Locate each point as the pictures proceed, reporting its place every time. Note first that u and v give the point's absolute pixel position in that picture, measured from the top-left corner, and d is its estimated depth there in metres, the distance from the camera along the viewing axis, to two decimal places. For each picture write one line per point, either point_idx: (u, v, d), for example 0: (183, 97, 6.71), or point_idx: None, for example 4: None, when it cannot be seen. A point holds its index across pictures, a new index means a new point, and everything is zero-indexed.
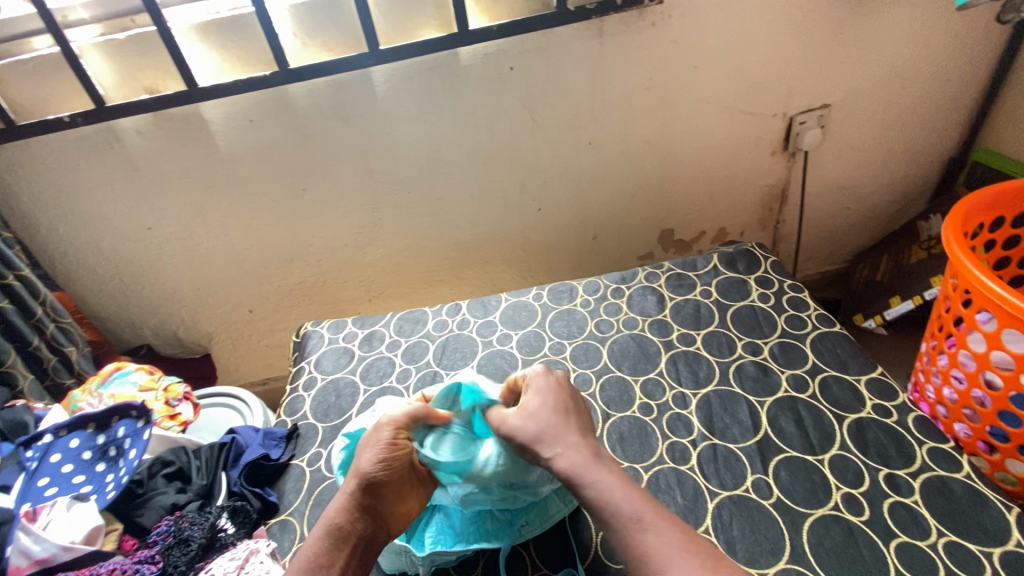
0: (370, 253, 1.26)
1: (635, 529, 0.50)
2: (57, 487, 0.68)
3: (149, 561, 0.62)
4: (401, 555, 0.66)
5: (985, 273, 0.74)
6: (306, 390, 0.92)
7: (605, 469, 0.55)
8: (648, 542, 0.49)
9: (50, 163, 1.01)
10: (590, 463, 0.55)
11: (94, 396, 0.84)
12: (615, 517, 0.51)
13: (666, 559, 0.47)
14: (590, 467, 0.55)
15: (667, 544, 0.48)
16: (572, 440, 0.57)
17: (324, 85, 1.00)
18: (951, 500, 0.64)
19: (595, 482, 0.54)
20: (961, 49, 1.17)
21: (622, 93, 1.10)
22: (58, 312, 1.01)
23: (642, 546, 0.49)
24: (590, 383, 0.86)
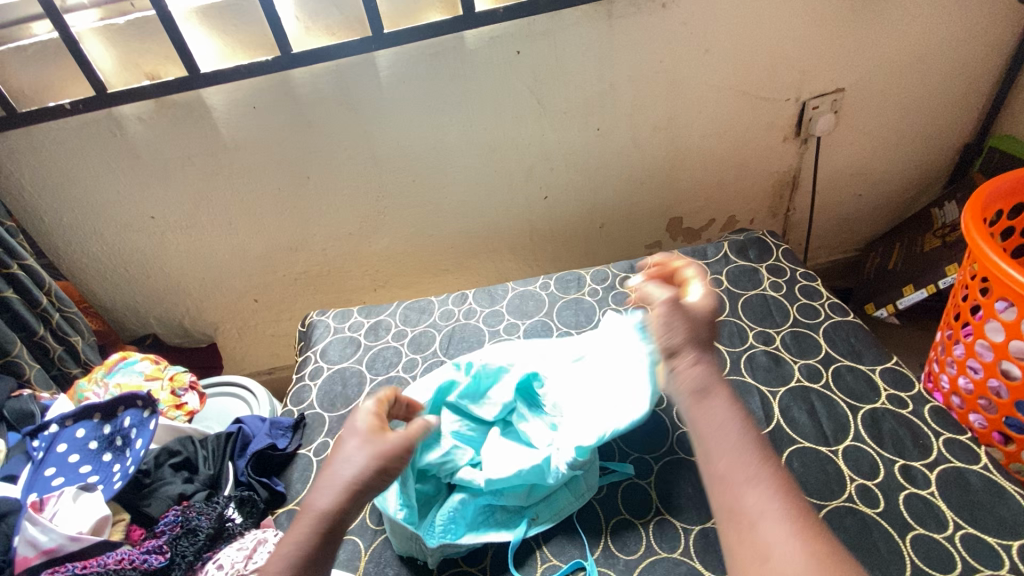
0: (375, 242, 1.25)
1: (740, 481, 0.45)
2: (63, 477, 0.68)
3: (157, 551, 0.61)
4: (411, 539, 0.65)
5: (1006, 260, 0.72)
6: (312, 379, 0.92)
7: (723, 410, 0.50)
8: (748, 498, 0.44)
9: (52, 151, 1.00)
10: (709, 392, 0.51)
11: (99, 385, 0.84)
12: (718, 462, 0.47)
13: (768, 520, 0.42)
14: (713, 399, 0.50)
15: (771, 508, 0.43)
16: (702, 359, 0.53)
17: (326, 70, 0.98)
18: (969, 492, 0.63)
19: (711, 414, 0.49)
20: (981, 30, 1.14)
21: (631, 77, 1.08)
22: (63, 302, 1.01)
23: (743, 501, 0.44)
24: None
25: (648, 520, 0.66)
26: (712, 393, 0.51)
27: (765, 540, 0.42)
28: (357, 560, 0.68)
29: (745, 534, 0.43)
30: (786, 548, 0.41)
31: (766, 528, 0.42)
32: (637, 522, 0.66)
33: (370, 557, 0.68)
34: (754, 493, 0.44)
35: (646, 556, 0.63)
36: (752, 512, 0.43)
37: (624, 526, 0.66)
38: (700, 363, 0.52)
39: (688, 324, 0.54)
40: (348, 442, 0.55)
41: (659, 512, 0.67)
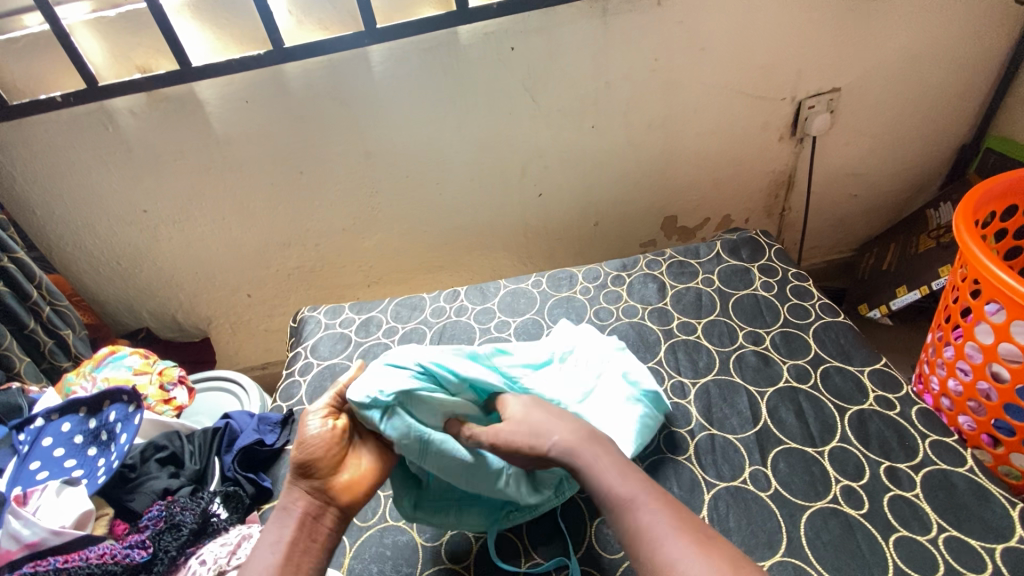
0: (368, 238, 1.24)
1: (629, 508, 0.51)
2: (48, 471, 0.68)
3: (140, 546, 0.61)
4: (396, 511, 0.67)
5: (996, 262, 0.72)
6: (302, 374, 0.92)
7: (601, 451, 0.56)
8: (640, 520, 0.49)
9: (43, 144, 1.00)
10: (585, 441, 0.56)
11: (88, 379, 0.84)
12: (608, 501, 0.52)
13: (660, 535, 0.48)
14: (589, 445, 0.56)
15: (659, 521, 0.49)
16: (563, 422, 0.58)
17: (319, 65, 0.98)
18: (953, 494, 0.63)
19: (590, 462, 0.54)
20: (979, 31, 1.13)
21: (626, 75, 1.07)
22: (54, 295, 1.01)
23: (636, 525, 0.49)
24: None
25: None
26: (585, 443, 0.56)
27: (664, 549, 0.47)
28: (343, 555, 0.68)
29: (647, 555, 0.47)
30: (674, 551, 0.46)
31: (660, 543, 0.47)
32: None
33: (355, 554, 0.68)
34: (641, 516, 0.50)
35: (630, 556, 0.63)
36: (647, 532, 0.48)
37: (609, 525, 0.66)
38: (561, 424, 0.58)
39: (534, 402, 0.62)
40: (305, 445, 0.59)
41: None
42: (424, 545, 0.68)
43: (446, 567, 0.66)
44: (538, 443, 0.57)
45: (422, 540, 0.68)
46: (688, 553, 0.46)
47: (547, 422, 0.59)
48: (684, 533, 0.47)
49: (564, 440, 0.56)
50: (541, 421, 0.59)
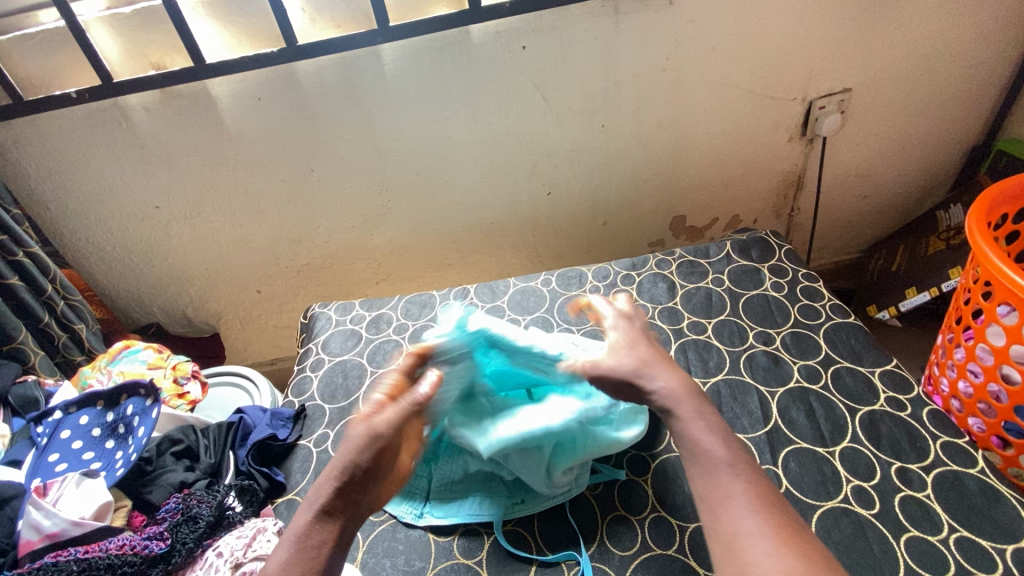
0: (378, 236, 1.25)
1: (717, 468, 0.52)
2: (67, 463, 0.69)
3: (158, 537, 0.62)
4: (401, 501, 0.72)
5: (1008, 264, 0.72)
6: (313, 370, 0.92)
7: (695, 403, 0.57)
8: (723, 480, 0.51)
9: (58, 140, 1.00)
10: (685, 394, 0.58)
11: (103, 372, 0.85)
12: (701, 456, 0.53)
13: (738, 504, 0.49)
14: (681, 398, 0.57)
15: (741, 488, 0.50)
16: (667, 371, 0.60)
17: (332, 63, 0.98)
18: (964, 495, 0.63)
19: (685, 412, 0.56)
20: (992, 32, 1.13)
21: (636, 74, 1.07)
22: (68, 290, 1.02)
23: (723, 485, 0.51)
24: None
25: (643, 517, 0.67)
26: (683, 393, 0.58)
27: (739, 520, 0.48)
28: (355, 550, 0.68)
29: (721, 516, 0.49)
30: (756, 525, 0.48)
31: (735, 506, 0.49)
32: (632, 519, 0.67)
33: (368, 548, 0.68)
34: (731, 478, 0.51)
35: (641, 552, 0.64)
36: (732, 493, 0.50)
37: (620, 522, 0.67)
38: (666, 372, 0.60)
39: (642, 349, 0.63)
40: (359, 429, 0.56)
41: (655, 509, 0.67)
42: (436, 541, 0.68)
43: (456, 564, 0.66)
44: (643, 384, 0.59)
45: (434, 535, 0.69)
46: (761, 526, 0.47)
47: (659, 368, 0.60)
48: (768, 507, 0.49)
49: (671, 386, 0.58)
50: (648, 367, 0.60)
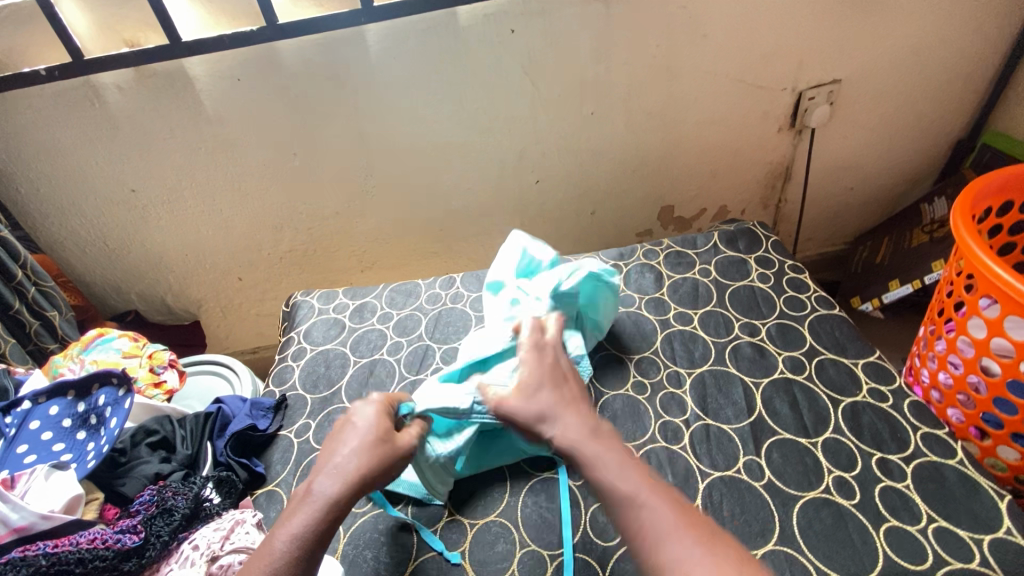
0: (362, 223, 1.23)
1: (633, 502, 0.49)
2: (36, 455, 0.67)
3: (132, 531, 0.60)
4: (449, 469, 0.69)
5: (991, 258, 0.72)
6: (295, 360, 0.91)
7: (605, 448, 0.55)
8: (641, 519, 0.48)
9: (27, 119, 0.96)
10: (584, 437, 0.56)
11: (75, 361, 0.82)
12: (610, 490, 0.51)
13: (659, 534, 0.47)
14: (586, 446, 0.55)
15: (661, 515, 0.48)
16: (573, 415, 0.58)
17: (314, 42, 0.95)
18: (943, 486, 0.63)
19: (591, 459, 0.54)
20: (982, 24, 1.12)
21: (626, 60, 1.05)
22: (39, 276, 0.99)
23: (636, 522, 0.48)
24: (605, 373, 0.81)
25: None
26: (588, 439, 0.56)
27: (664, 548, 0.46)
28: (336, 542, 0.68)
29: (647, 550, 0.46)
30: (682, 551, 0.45)
31: (666, 539, 0.46)
32: None
33: (348, 540, 0.67)
34: (644, 513, 0.48)
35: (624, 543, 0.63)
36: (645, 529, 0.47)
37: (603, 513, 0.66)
38: (568, 419, 0.58)
39: (536, 385, 0.62)
40: (354, 435, 0.59)
41: None
42: (419, 532, 0.67)
43: (439, 555, 0.65)
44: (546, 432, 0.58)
45: (416, 527, 0.68)
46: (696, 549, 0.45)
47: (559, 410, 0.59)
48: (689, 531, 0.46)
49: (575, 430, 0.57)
50: (552, 421, 0.58)
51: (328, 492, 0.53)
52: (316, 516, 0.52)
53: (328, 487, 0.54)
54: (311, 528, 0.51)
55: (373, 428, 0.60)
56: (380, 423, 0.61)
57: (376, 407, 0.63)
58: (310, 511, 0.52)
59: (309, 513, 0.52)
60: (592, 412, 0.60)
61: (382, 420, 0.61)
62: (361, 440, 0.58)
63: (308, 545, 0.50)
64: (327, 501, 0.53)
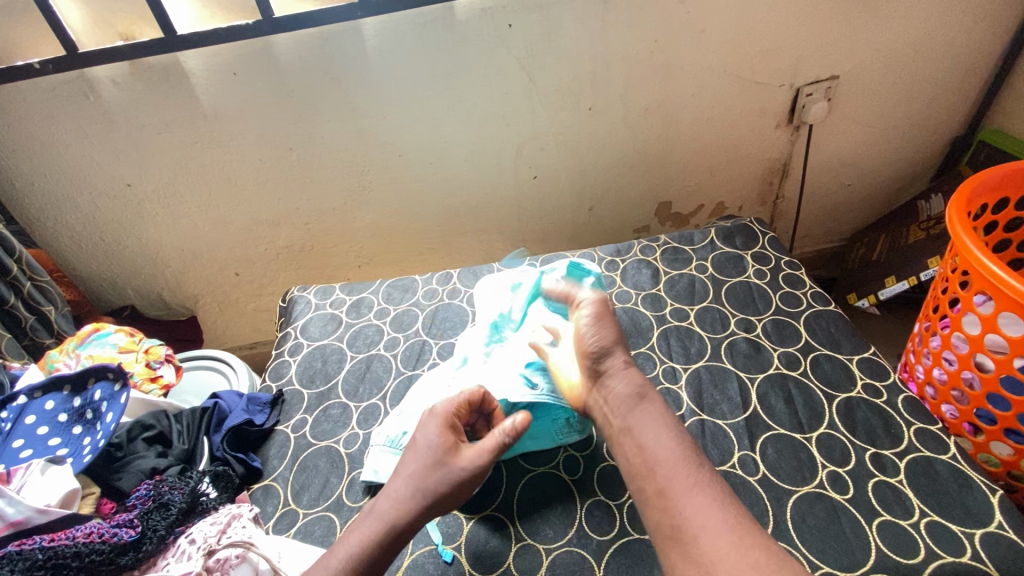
0: (359, 218, 1.23)
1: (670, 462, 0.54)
2: (32, 449, 0.66)
3: (128, 525, 0.60)
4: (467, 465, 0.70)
5: (986, 254, 0.72)
6: (292, 355, 0.91)
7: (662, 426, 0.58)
8: (685, 496, 0.52)
9: (21, 112, 0.96)
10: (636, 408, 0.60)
11: (71, 356, 0.82)
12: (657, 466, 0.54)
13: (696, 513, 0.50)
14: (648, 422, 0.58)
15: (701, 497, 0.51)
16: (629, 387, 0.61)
17: (310, 36, 0.95)
18: (936, 481, 0.64)
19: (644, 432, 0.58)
20: (980, 21, 1.12)
21: (624, 55, 1.05)
22: (35, 270, 0.98)
23: (680, 498, 0.51)
24: None
25: (622, 502, 0.67)
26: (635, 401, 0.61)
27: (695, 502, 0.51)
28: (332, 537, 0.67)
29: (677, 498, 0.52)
30: (711, 532, 0.48)
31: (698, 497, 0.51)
32: (611, 504, 0.67)
33: None
34: (688, 490, 0.52)
35: (618, 538, 0.63)
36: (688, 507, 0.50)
37: (598, 508, 0.67)
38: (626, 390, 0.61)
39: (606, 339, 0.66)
40: (418, 453, 0.60)
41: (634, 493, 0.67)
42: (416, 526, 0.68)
43: (436, 549, 0.65)
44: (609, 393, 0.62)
45: None
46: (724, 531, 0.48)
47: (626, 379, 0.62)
48: (725, 517, 0.49)
49: (630, 401, 0.60)
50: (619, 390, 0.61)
51: (385, 514, 0.56)
52: (377, 533, 0.55)
53: (383, 507, 0.57)
54: (371, 544, 0.55)
55: (433, 447, 0.59)
56: (444, 441, 0.60)
57: (439, 423, 0.62)
58: (372, 529, 0.56)
59: (372, 530, 0.56)
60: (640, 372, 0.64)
61: (443, 438, 0.60)
62: (425, 463, 0.59)
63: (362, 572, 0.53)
64: (385, 524, 0.56)
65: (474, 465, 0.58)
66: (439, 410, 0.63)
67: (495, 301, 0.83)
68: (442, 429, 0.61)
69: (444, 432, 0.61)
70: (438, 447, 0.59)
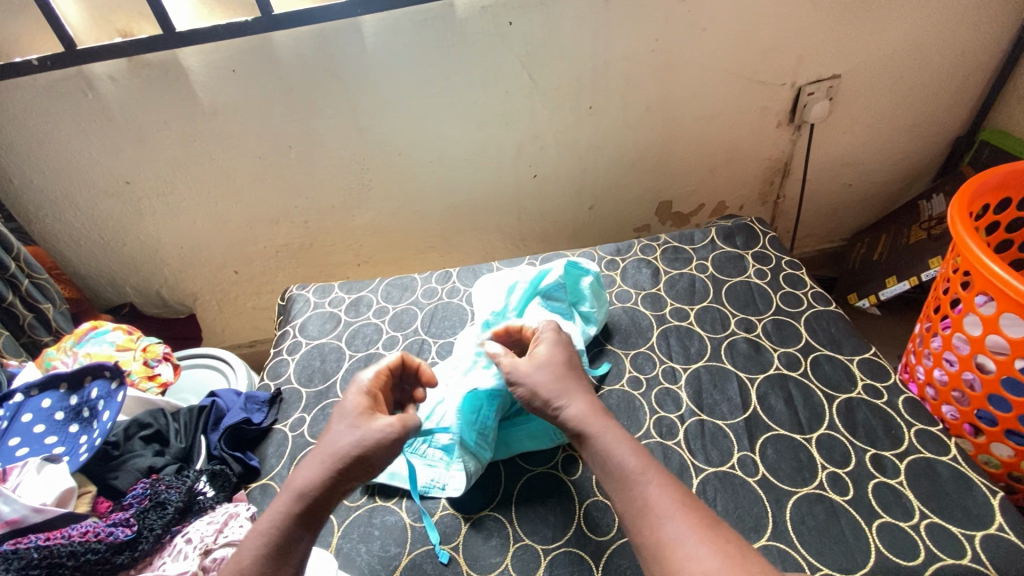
0: (359, 217, 1.22)
1: (635, 481, 0.52)
2: (28, 448, 0.66)
3: (124, 524, 0.60)
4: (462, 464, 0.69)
5: (988, 255, 0.71)
6: (290, 354, 0.91)
7: (613, 427, 0.57)
8: (648, 493, 0.51)
9: (19, 109, 0.95)
10: (595, 416, 0.58)
11: (69, 354, 0.81)
12: (618, 466, 0.53)
13: (662, 510, 0.49)
14: (598, 421, 0.57)
15: (664, 496, 0.50)
16: (581, 396, 0.60)
17: (309, 34, 0.94)
18: (936, 482, 0.63)
19: (601, 434, 0.56)
20: (983, 20, 1.11)
21: (625, 54, 1.05)
22: (33, 268, 0.98)
23: (641, 496, 0.51)
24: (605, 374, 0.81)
25: None
26: (595, 418, 0.58)
27: (664, 526, 0.48)
28: (331, 536, 0.67)
29: (647, 524, 0.49)
30: (677, 528, 0.48)
31: (669, 517, 0.48)
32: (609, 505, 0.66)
33: (343, 534, 0.67)
34: (647, 489, 0.51)
35: (616, 538, 0.63)
36: (654, 506, 0.50)
37: (597, 508, 0.66)
38: (580, 396, 0.60)
39: (561, 363, 0.64)
40: (338, 421, 0.59)
41: None
42: (413, 526, 0.68)
43: (434, 549, 0.65)
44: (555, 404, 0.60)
45: (412, 521, 0.68)
46: (691, 529, 0.47)
47: (569, 390, 0.60)
48: (687, 510, 0.49)
49: (580, 409, 0.58)
50: (572, 400, 0.59)
51: (298, 484, 0.54)
52: (294, 506, 0.53)
53: (299, 480, 0.55)
54: (286, 518, 0.53)
55: (352, 414, 0.59)
56: (359, 407, 0.60)
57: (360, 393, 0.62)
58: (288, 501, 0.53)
59: (288, 502, 0.53)
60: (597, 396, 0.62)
61: (362, 407, 0.60)
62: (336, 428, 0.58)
63: (279, 538, 0.52)
64: (299, 493, 0.54)
65: (389, 427, 0.58)
66: (362, 380, 0.64)
67: (489, 299, 0.82)
68: (362, 400, 0.61)
69: (363, 402, 0.61)
70: (355, 416, 0.59)
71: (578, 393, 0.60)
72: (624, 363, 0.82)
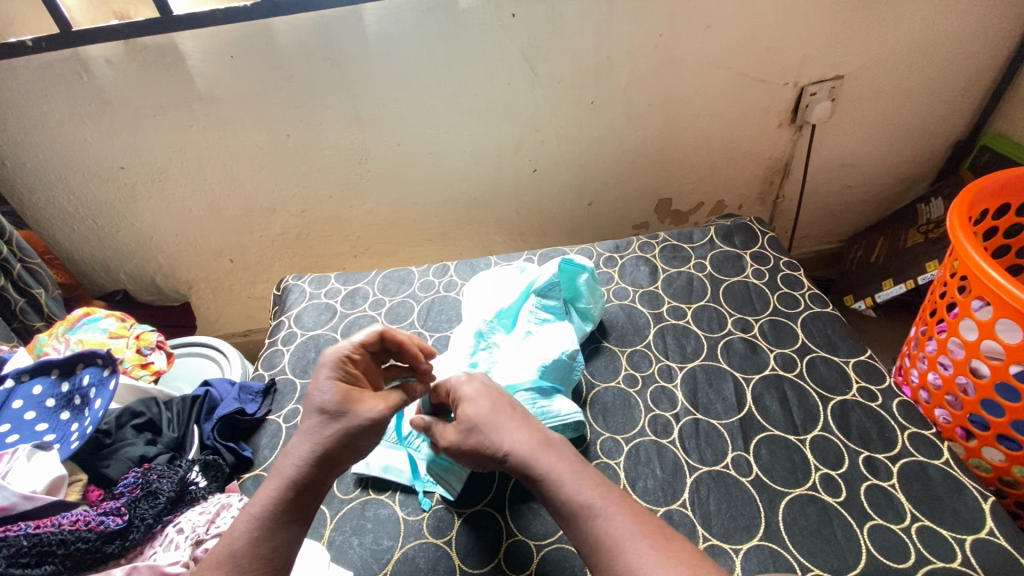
0: (356, 208, 1.22)
1: (588, 515, 0.50)
2: (19, 434, 0.66)
3: (115, 513, 0.59)
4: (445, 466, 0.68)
5: (987, 260, 0.71)
6: (285, 344, 0.90)
7: (559, 457, 0.55)
8: (601, 526, 0.49)
9: (12, 90, 0.94)
10: (543, 449, 0.56)
11: (61, 340, 0.80)
12: (568, 502, 0.52)
13: (619, 541, 0.48)
14: (544, 453, 0.55)
15: (620, 525, 0.49)
16: (520, 428, 0.57)
17: (309, 21, 0.93)
18: (928, 485, 0.64)
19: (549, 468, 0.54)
20: (988, 24, 1.11)
21: (628, 48, 1.04)
22: (25, 252, 0.97)
23: (594, 532, 0.49)
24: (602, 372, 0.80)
25: None
26: (541, 451, 0.55)
27: (621, 558, 0.47)
28: (323, 528, 0.67)
29: (604, 560, 0.48)
30: (633, 559, 0.47)
31: (625, 547, 0.48)
32: None
33: (335, 526, 0.67)
34: (599, 523, 0.50)
35: None
36: (618, 543, 0.48)
37: None
38: (517, 431, 0.57)
39: (492, 398, 0.60)
40: (315, 407, 0.57)
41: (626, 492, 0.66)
42: (405, 520, 0.67)
43: (427, 543, 0.65)
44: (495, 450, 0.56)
45: (404, 515, 0.68)
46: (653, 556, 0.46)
47: (508, 426, 0.57)
48: (646, 535, 0.48)
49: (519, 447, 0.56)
50: (513, 437, 0.56)
51: (289, 473, 0.54)
52: (286, 496, 0.53)
53: (292, 470, 0.54)
54: (277, 511, 0.52)
55: (330, 399, 0.57)
56: (336, 394, 0.57)
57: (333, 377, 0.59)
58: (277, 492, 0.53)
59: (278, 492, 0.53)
60: (538, 422, 0.60)
61: (340, 391, 0.57)
62: (315, 420, 0.56)
63: (268, 532, 0.51)
64: (291, 482, 0.53)
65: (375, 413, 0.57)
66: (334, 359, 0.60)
67: (481, 304, 0.82)
68: (340, 383, 0.58)
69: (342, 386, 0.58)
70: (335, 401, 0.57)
71: (514, 430, 0.57)
72: (621, 360, 0.82)
